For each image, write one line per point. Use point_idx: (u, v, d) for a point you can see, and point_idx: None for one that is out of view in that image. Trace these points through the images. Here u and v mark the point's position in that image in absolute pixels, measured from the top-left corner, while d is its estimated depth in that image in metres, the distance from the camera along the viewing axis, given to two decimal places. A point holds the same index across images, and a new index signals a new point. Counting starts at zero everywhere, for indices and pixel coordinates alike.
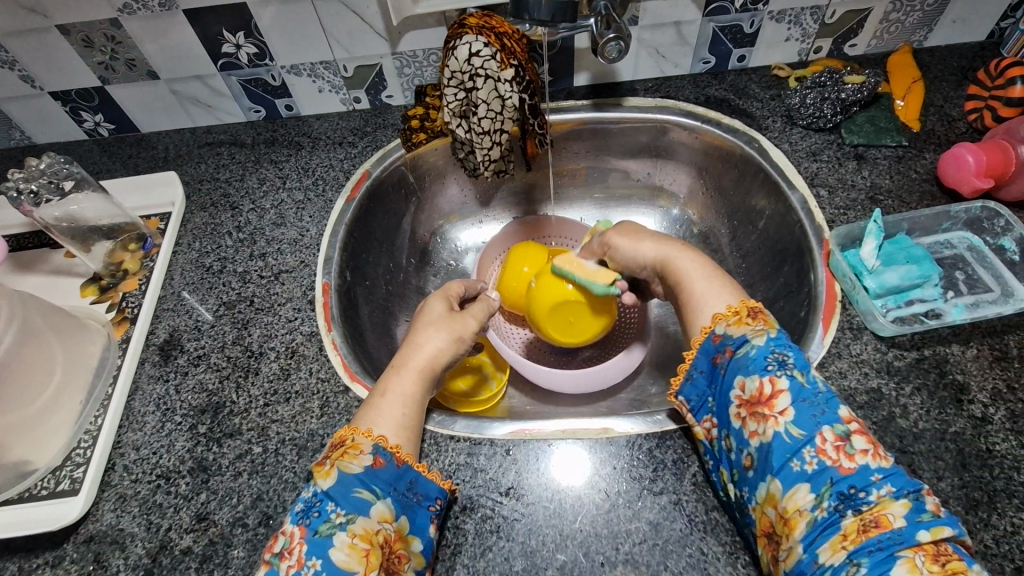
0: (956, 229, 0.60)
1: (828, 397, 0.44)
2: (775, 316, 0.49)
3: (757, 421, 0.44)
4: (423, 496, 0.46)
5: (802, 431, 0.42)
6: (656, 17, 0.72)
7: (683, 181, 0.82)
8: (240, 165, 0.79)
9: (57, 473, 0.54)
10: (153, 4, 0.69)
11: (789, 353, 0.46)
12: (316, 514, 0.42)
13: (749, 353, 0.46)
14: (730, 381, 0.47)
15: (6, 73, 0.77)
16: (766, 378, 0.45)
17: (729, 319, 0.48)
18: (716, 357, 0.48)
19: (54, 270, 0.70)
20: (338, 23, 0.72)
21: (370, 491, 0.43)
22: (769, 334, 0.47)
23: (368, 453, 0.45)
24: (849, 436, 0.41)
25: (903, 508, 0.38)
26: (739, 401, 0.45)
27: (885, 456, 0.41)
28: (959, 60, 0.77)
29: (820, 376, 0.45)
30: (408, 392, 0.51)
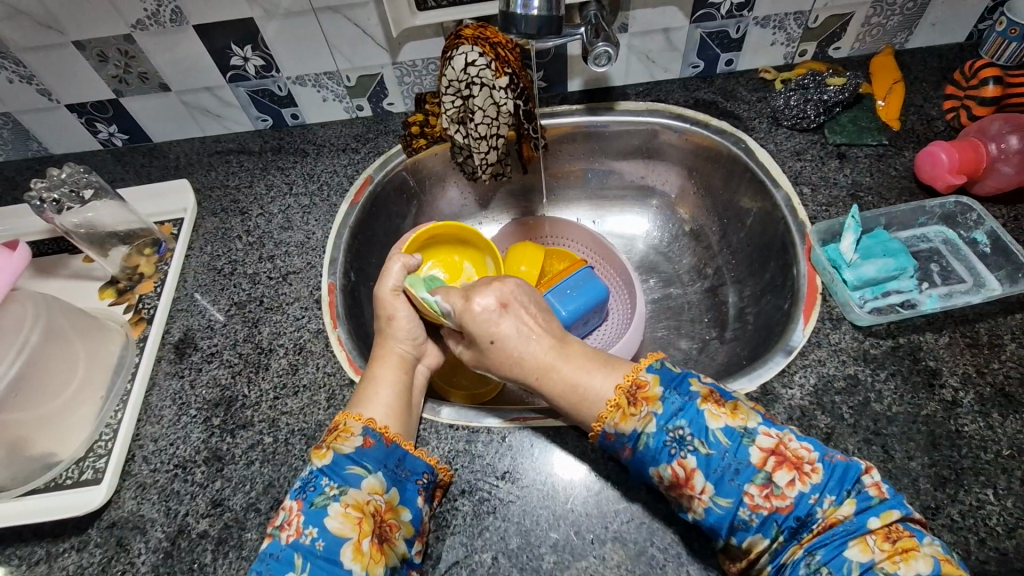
0: (932, 223, 0.63)
1: (736, 446, 0.46)
2: (653, 386, 0.49)
3: (686, 501, 0.46)
4: (411, 472, 0.50)
5: (729, 497, 0.44)
6: (645, 24, 0.76)
7: (674, 181, 0.84)
8: (248, 173, 0.82)
9: (80, 463, 0.57)
10: (164, 20, 0.73)
11: (682, 426, 0.47)
12: (312, 489, 0.47)
13: (649, 445, 0.47)
14: (645, 472, 0.47)
15: (25, 88, 0.81)
16: (674, 464, 0.46)
17: (614, 416, 0.48)
18: (618, 452, 0.49)
19: (73, 274, 0.73)
20: (340, 36, 0.75)
21: (361, 467, 0.48)
22: (655, 414, 0.48)
23: (358, 435, 0.50)
24: (772, 479, 0.44)
25: (849, 507, 0.43)
26: (664, 488, 0.47)
27: (812, 470, 0.44)
28: (939, 62, 0.80)
29: (719, 425, 0.46)
30: (389, 376, 0.56)
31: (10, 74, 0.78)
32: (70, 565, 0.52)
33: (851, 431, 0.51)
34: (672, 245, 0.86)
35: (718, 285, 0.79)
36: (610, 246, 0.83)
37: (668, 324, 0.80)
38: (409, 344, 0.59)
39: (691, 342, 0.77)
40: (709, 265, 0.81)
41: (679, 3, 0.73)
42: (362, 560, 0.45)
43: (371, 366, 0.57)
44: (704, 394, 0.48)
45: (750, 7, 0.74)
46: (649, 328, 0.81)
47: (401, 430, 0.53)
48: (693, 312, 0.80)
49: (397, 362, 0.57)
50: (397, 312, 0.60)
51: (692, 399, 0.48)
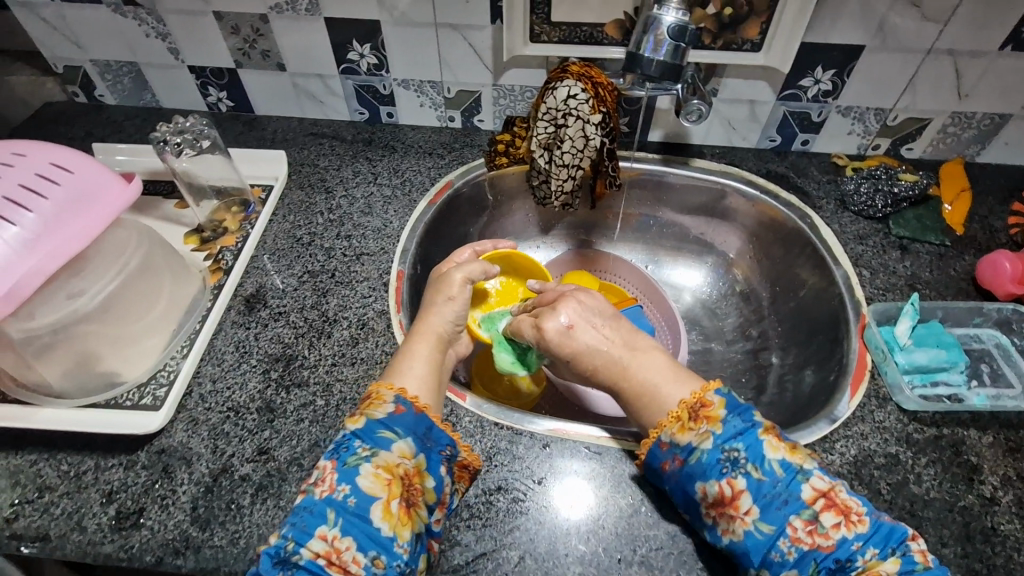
0: (986, 326, 0.65)
1: (788, 479, 0.47)
2: (717, 407, 0.51)
3: (725, 521, 0.47)
4: (436, 442, 0.52)
5: (771, 525, 0.46)
6: (734, 93, 0.81)
7: (732, 243, 0.88)
8: (338, 157, 0.88)
9: (142, 388, 0.61)
10: (301, 8, 0.80)
11: (738, 449, 0.48)
12: (344, 450, 0.49)
13: (701, 459, 0.49)
14: (690, 485, 0.49)
15: (157, 44, 0.88)
16: (723, 483, 0.48)
17: (673, 425, 0.51)
18: (666, 463, 0.51)
19: (164, 216, 0.79)
20: (453, 51, 0.82)
21: (391, 431, 0.50)
22: (714, 432, 0.50)
23: (390, 402, 0.52)
24: (818, 517, 0.45)
25: (892, 565, 0.44)
26: (705, 505, 0.48)
27: (859, 520, 0.45)
28: (1007, 179, 0.83)
29: (776, 456, 0.48)
30: (423, 351, 0.59)
31: (148, 29, 0.86)
32: (115, 480, 0.55)
33: (888, 507, 0.51)
34: (720, 302, 0.88)
35: (761, 347, 0.81)
36: (663, 293, 0.86)
37: (705, 376, 0.82)
38: (450, 326, 0.62)
39: None
40: (755, 327, 0.83)
41: (770, 80, 0.78)
42: (390, 521, 0.46)
43: (409, 339, 0.60)
44: (765, 426, 0.50)
45: (836, 95, 0.79)
46: None
47: (429, 403, 0.54)
48: (731, 369, 0.82)
49: (434, 340, 0.60)
50: (457, 293, 0.63)
51: (754, 427, 0.49)
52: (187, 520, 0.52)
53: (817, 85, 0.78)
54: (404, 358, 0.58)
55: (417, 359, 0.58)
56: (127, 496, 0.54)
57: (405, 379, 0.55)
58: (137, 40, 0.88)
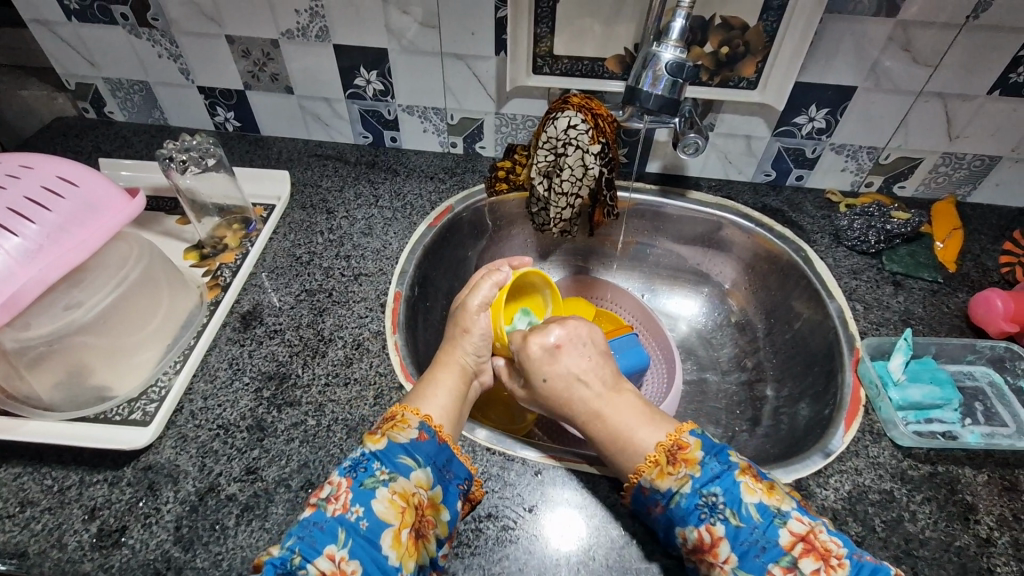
0: (980, 363, 0.65)
1: (764, 526, 0.47)
2: (693, 450, 0.52)
3: (706, 569, 0.47)
4: (454, 475, 0.52)
5: (751, 574, 0.46)
6: (730, 128, 0.83)
7: (728, 273, 0.89)
8: (341, 179, 0.89)
9: (131, 403, 0.60)
10: (311, 35, 0.82)
11: (716, 493, 0.49)
12: (363, 469, 0.49)
13: (680, 504, 0.49)
14: (671, 532, 0.49)
15: (169, 64, 0.90)
16: (702, 529, 0.48)
17: (653, 470, 0.51)
18: (650, 506, 0.51)
19: (166, 231, 0.79)
20: (457, 80, 0.84)
21: (412, 458, 0.50)
22: (692, 476, 0.50)
23: (414, 428, 0.52)
24: (797, 564, 0.45)
25: None
26: (686, 552, 0.48)
27: (839, 564, 0.45)
28: (998, 219, 0.84)
29: (752, 500, 0.48)
30: (449, 381, 0.59)
31: (161, 50, 0.88)
32: (99, 496, 0.54)
33: (882, 545, 0.51)
34: (716, 332, 0.88)
35: (756, 379, 0.81)
36: (660, 323, 0.86)
37: (700, 406, 0.82)
38: (473, 359, 0.63)
39: (720, 430, 0.78)
40: (750, 358, 0.83)
41: (765, 116, 0.80)
42: (398, 550, 0.46)
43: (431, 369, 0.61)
44: (742, 468, 0.51)
45: (830, 133, 0.81)
46: (679, 406, 0.82)
47: (450, 434, 0.55)
48: (726, 400, 0.81)
49: (458, 372, 0.61)
50: (474, 328, 0.62)
51: (729, 471, 0.50)
52: (170, 540, 0.51)
53: (811, 123, 0.80)
54: (428, 386, 0.58)
55: (440, 388, 0.58)
56: (111, 513, 0.53)
57: (425, 404, 0.56)
58: (149, 60, 0.90)
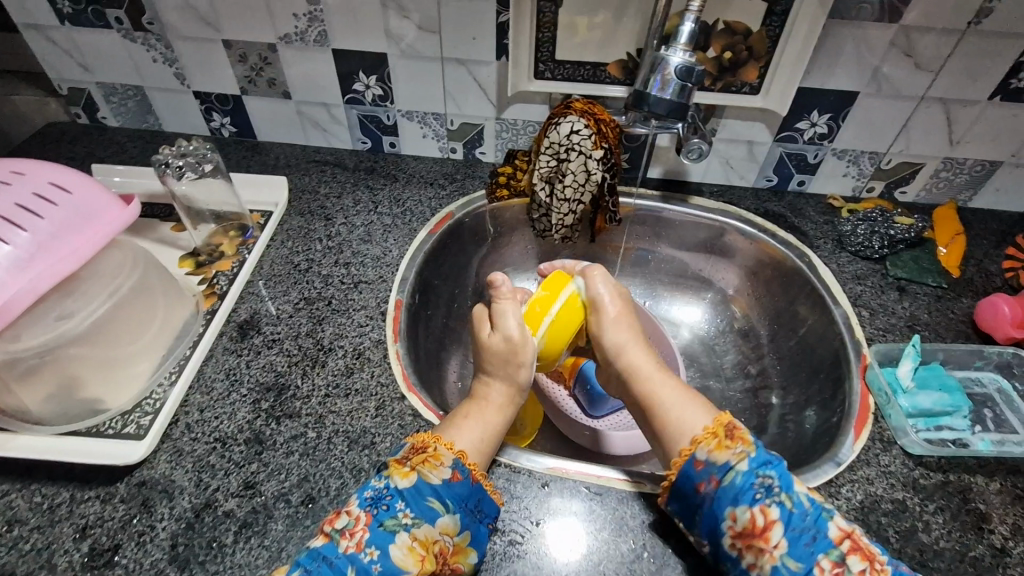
0: (987, 369, 0.65)
1: (816, 517, 0.47)
2: (747, 433, 0.52)
3: (753, 554, 0.46)
4: (484, 514, 0.50)
5: (799, 561, 0.45)
6: (732, 133, 0.82)
7: (730, 279, 0.88)
8: (339, 185, 0.88)
9: (125, 416, 0.58)
10: (310, 39, 0.81)
11: (771, 475, 0.48)
12: (384, 508, 0.48)
13: (734, 481, 0.49)
14: (720, 510, 0.48)
15: (164, 68, 0.89)
16: (755, 510, 0.47)
17: (709, 442, 0.51)
18: (699, 483, 0.50)
19: (160, 238, 0.78)
20: (457, 84, 0.83)
21: (440, 502, 0.49)
22: (749, 456, 0.50)
23: (447, 467, 0.51)
24: (845, 559, 0.45)
25: None
26: (732, 534, 0.47)
27: (882, 569, 0.45)
28: (999, 224, 0.84)
29: (805, 490, 0.48)
30: (478, 415, 0.57)
31: (156, 54, 0.87)
32: (90, 514, 0.52)
33: (897, 557, 0.50)
34: (719, 339, 0.88)
35: (760, 385, 0.80)
36: (661, 329, 0.85)
37: None
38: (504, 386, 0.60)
39: None
40: (754, 364, 0.82)
41: (768, 122, 0.80)
42: None
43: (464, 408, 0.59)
44: (796, 460, 0.50)
45: (832, 138, 0.81)
46: None
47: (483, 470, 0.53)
48: (731, 408, 0.80)
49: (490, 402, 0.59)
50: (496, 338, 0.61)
51: (783, 461, 0.50)
52: (165, 559, 0.49)
53: (813, 128, 0.80)
54: (455, 421, 0.56)
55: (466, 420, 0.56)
56: (103, 532, 0.51)
57: (457, 435, 0.54)
58: (144, 65, 0.89)
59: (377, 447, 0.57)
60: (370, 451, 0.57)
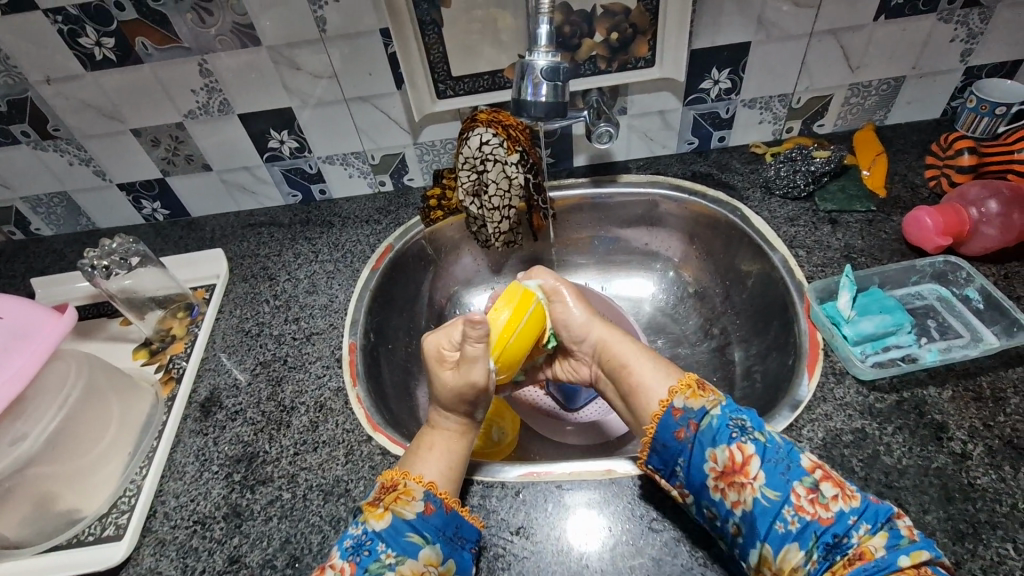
0: (925, 281, 0.66)
1: (789, 450, 0.49)
2: (716, 385, 0.54)
3: (735, 490, 0.48)
4: (465, 539, 0.51)
5: (776, 492, 0.47)
6: (642, 107, 0.83)
7: (676, 247, 0.89)
8: (278, 243, 0.89)
9: (103, 520, 0.59)
10: (213, 110, 0.81)
11: (744, 417, 0.51)
12: (367, 553, 0.48)
13: (710, 424, 0.51)
14: (700, 453, 0.50)
15: (83, 169, 0.89)
16: (733, 448, 0.49)
17: (684, 392, 0.53)
18: (679, 430, 0.52)
19: (110, 336, 0.79)
20: (367, 120, 0.84)
21: (419, 536, 0.49)
22: (723, 403, 0.52)
23: (419, 500, 0.51)
24: (819, 485, 0.47)
25: (882, 539, 0.44)
26: (715, 474, 0.49)
27: (853, 494, 0.46)
28: (918, 136, 0.86)
29: (777, 428, 0.51)
30: (440, 441, 0.57)
31: (71, 157, 0.87)
32: None
33: (863, 485, 0.51)
34: (678, 306, 0.89)
35: (724, 343, 0.81)
36: (620, 308, 0.86)
37: None
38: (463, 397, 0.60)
39: None
40: (715, 324, 0.83)
41: (673, 89, 0.81)
42: None
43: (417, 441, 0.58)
44: None
45: (738, 91, 0.82)
46: None
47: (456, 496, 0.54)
48: (701, 371, 0.82)
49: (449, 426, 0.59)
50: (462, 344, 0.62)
51: (756, 405, 0.53)
52: None
53: (717, 85, 0.81)
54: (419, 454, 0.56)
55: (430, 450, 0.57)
56: None
57: (423, 467, 0.55)
58: (62, 171, 0.89)
59: (352, 493, 0.58)
60: (346, 498, 0.57)
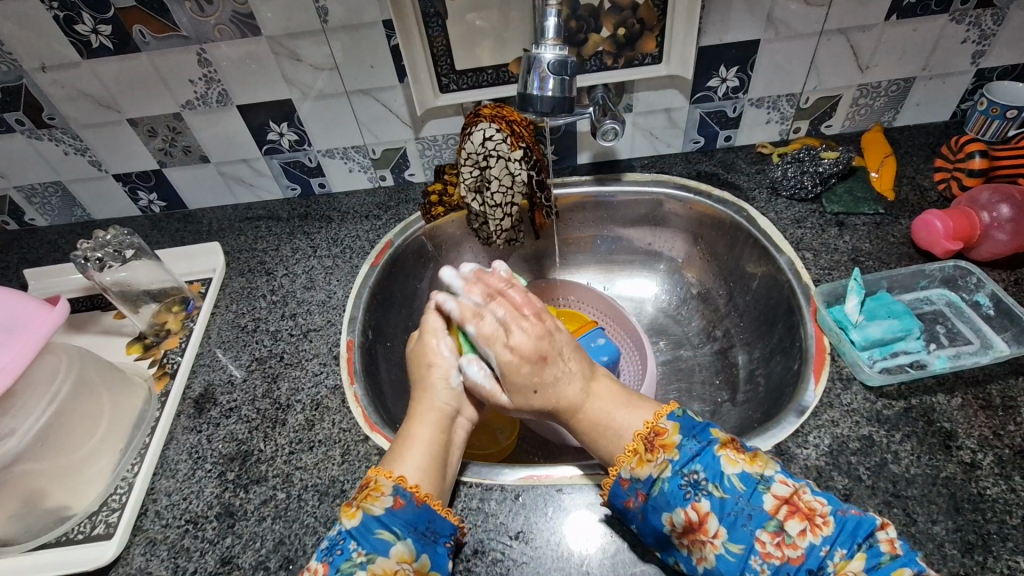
0: (934, 286, 0.65)
1: (748, 493, 0.47)
2: (670, 434, 0.51)
3: (699, 549, 0.47)
4: (440, 534, 0.50)
5: (740, 544, 0.46)
6: (648, 105, 0.82)
7: (679, 248, 0.88)
8: (276, 237, 0.87)
9: (93, 517, 0.57)
10: (211, 101, 0.80)
11: (697, 470, 0.49)
12: (338, 553, 0.47)
13: (663, 489, 0.48)
14: (657, 521, 0.48)
15: (78, 159, 0.88)
16: (687, 509, 0.47)
17: (631, 460, 0.50)
18: (629, 500, 0.49)
19: (104, 330, 0.77)
20: (368, 114, 0.82)
21: (390, 532, 0.48)
22: (672, 461, 0.50)
23: (389, 495, 0.50)
24: (783, 526, 0.45)
25: (859, 562, 0.43)
26: (677, 536, 0.47)
27: (824, 522, 0.45)
28: (926, 138, 0.85)
29: (734, 470, 0.48)
30: (422, 435, 0.55)
31: (66, 147, 0.86)
32: None
33: (870, 493, 0.50)
34: (681, 308, 0.87)
35: (727, 346, 0.80)
36: (622, 309, 0.85)
37: (680, 385, 0.81)
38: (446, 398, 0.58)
39: (703, 404, 0.77)
40: (718, 326, 0.82)
41: (679, 86, 0.80)
42: None
43: (409, 424, 0.57)
44: (722, 443, 0.50)
45: (745, 89, 0.81)
46: (660, 389, 0.81)
47: (433, 490, 0.52)
48: (703, 374, 0.81)
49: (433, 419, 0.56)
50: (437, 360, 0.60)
51: (706, 447, 0.50)
52: None
53: (724, 83, 0.80)
54: (400, 445, 0.54)
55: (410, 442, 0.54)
56: None
57: (400, 462, 0.53)
58: (57, 161, 0.88)
59: (347, 495, 0.56)
60: (342, 500, 0.56)
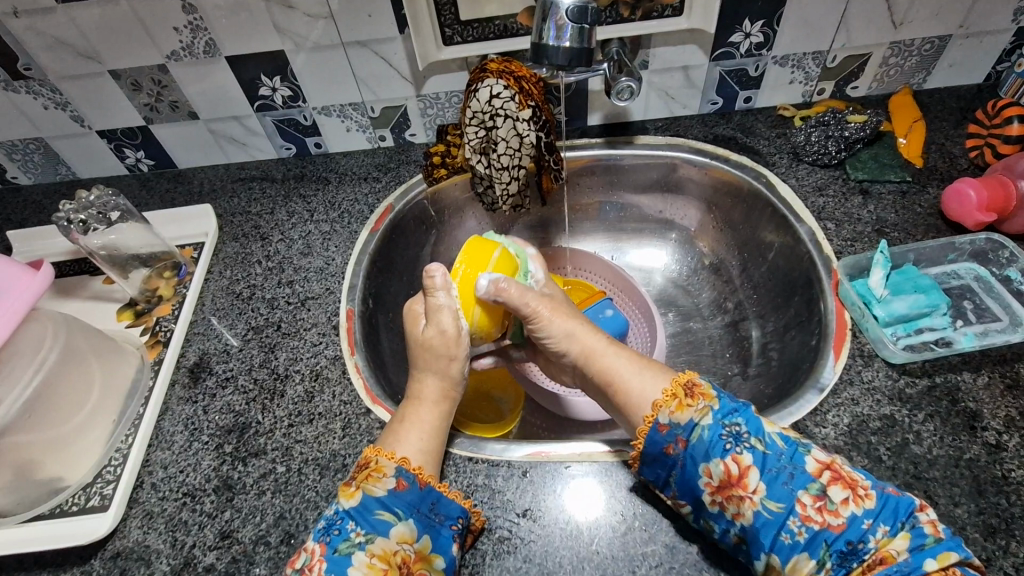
0: (962, 260, 0.63)
1: (790, 455, 0.45)
2: (709, 385, 0.49)
3: (733, 504, 0.45)
4: (445, 516, 0.48)
5: (780, 503, 0.44)
6: (665, 62, 0.77)
7: (693, 216, 0.84)
8: (271, 200, 0.83)
9: (88, 489, 0.56)
10: (198, 52, 0.75)
11: (738, 423, 0.47)
12: (336, 533, 0.46)
13: (704, 437, 0.47)
14: (694, 469, 0.46)
15: (59, 113, 0.83)
16: (728, 460, 0.46)
17: (671, 405, 0.48)
18: (667, 446, 0.48)
19: (94, 295, 0.74)
20: (367, 69, 0.77)
21: (391, 513, 0.47)
22: (712, 409, 0.48)
23: (391, 476, 0.48)
24: (825, 492, 0.43)
25: (904, 541, 0.41)
26: (711, 488, 0.46)
27: (866, 494, 0.43)
28: (957, 102, 0.80)
29: (775, 430, 0.47)
30: (429, 420, 0.54)
31: (45, 100, 0.80)
32: None
33: (890, 475, 0.49)
34: (691, 278, 0.85)
35: (739, 318, 0.78)
36: (631, 279, 0.82)
37: (688, 358, 0.78)
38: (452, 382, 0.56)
39: (713, 377, 0.75)
40: (730, 298, 0.80)
41: (700, 42, 0.75)
42: None
43: (410, 405, 0.55)
44: None
45: (770, 46, 0.75)
46: (668, 361, 0.79)
47: (433, 472, 0.51)
48: (713, 347, 0.78)
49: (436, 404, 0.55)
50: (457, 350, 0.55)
51: (748, 403, 0.48)
52: None
53: (748, 39, 0.75)
54: (407, 431, 0.53)
55: (419, 428, 0.53)
56: None
57: (399, 443, 0.51)
58: (37, 116, 0.83)
59: (348, 470, 0.55)
60: (342, 475, 0.55)
